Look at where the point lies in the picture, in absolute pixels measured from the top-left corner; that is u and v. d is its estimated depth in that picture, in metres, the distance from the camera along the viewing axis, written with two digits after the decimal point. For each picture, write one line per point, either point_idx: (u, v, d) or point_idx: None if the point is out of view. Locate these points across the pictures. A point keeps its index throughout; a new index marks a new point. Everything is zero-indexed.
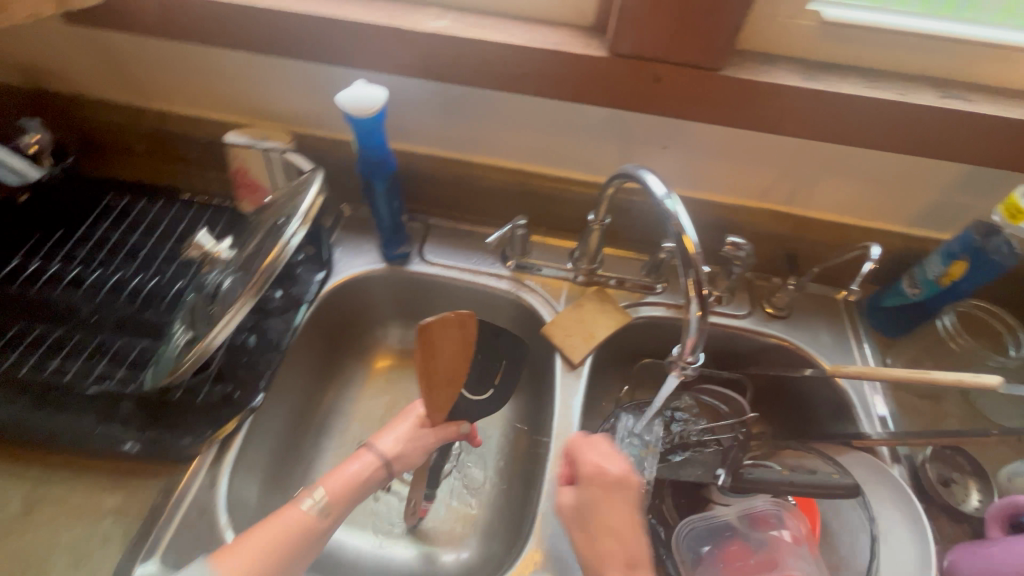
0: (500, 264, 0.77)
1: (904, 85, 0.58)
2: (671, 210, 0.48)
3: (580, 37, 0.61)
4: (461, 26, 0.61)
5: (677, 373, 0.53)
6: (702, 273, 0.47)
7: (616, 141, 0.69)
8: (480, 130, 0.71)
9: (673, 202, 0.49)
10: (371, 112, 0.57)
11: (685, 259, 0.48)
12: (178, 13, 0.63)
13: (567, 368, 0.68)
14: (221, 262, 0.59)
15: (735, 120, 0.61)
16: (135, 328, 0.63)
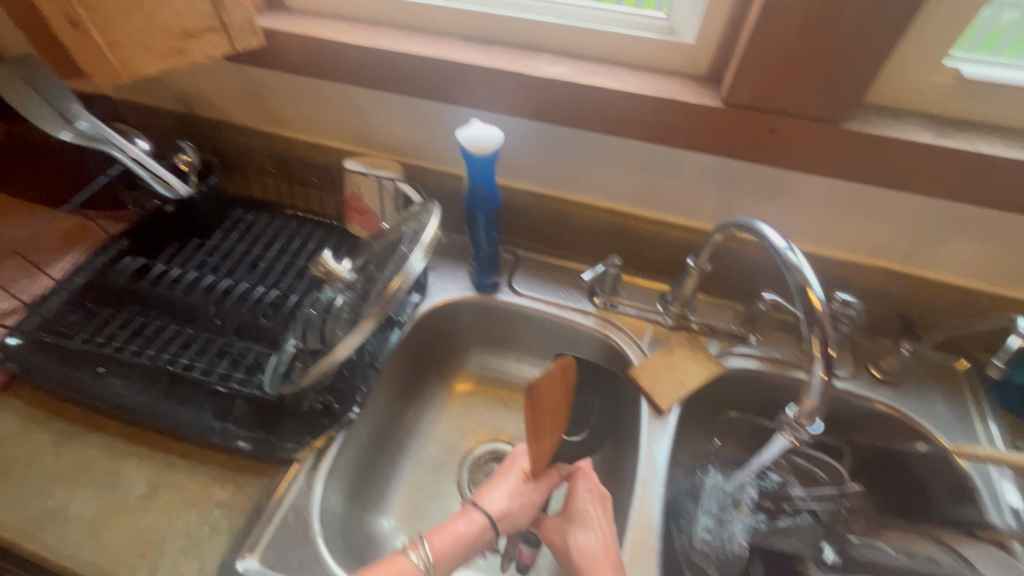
0: (587, 300, 0.77)
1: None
2: (795, 262, 0.47)
3: (693, 85, 0.62)
4: (576, 72, 0.64)
5: (788, 435, 0.52)
6: (828, 331, 0.46)
7: (721, 188, 0.68)
8: (581, 170, 0.73)
9: (796, 254, 0.48)
10: (488, 150, 0.61)
11: (808, 313, 0.47)
12: (323, 56, 0.71)
13: (653, 415, 0.66)
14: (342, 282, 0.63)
15: (854, 174, 0.59)
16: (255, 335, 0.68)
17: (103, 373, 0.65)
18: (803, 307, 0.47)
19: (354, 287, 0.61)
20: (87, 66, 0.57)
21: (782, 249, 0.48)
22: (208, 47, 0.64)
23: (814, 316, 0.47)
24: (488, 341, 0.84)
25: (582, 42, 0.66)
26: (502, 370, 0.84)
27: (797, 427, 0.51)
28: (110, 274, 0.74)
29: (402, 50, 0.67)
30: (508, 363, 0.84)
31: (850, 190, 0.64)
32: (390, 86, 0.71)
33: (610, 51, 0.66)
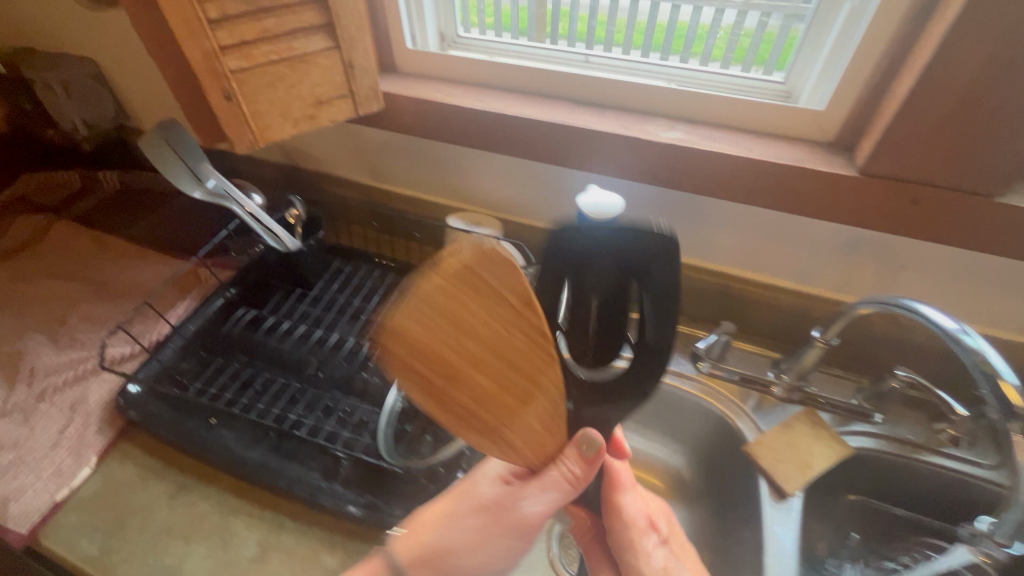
0: (688, 363, 0.73)
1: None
2: (975, 347, 0.45)
3: (821, 153, 0.61)
4: (694, 138, 0.64)
5: (981, 551, 0.50)
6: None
7: (845, 256, 0.65)
8: (688, 231, 0.72)
9: (972, 337, 0.46)
10: (608, 218, 0.60)
11: (1004, 407, 0.44)
12: (437, 118, 0.73)
13: (775, 499, 0.61)
14: None
15: (1008, 250, 0.55)
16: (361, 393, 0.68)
17: (216, 424, 0.66)
18: (993, 398, 0.44)
19: None
20: (230, 132, 0.60)
21: (957, 332, 0.46)
22: (336, 112, 0.66)
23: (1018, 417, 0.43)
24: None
25: (697, 107, 0.66)
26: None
27: (989, 541, 0.49)
28: (221, 323, 0.77)
29: (517, 115, 0.69)
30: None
31: (996, 263, 0.59)
32: (500, 147, 0.72)
33: (727, 117, 0.66)
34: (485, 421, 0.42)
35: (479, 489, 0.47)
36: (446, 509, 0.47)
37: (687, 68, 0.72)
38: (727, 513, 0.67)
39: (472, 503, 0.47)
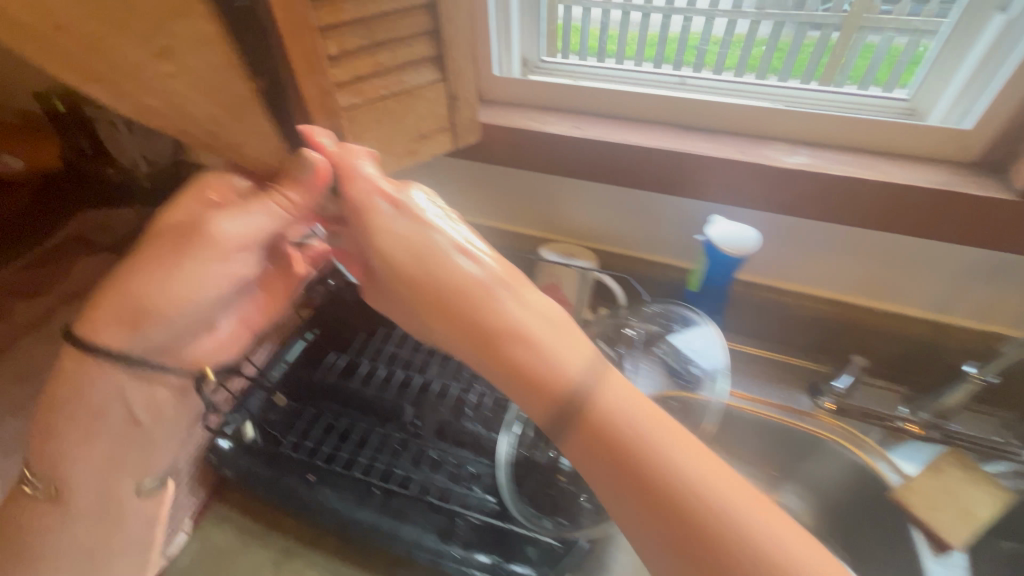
0: (808, 401, 0.67)
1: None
2: None
3: (965, 175, 0.57)
4: (821, 162, 0.60)
5: None
6: None
7: (987, 283, 0.60)
8: (804, 259, 0.67)
9: None
10: (743, 253, 0.56)
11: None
12: (533, 147, 0.69)
13: (935, 551, 0.57)
14: None
15: None
16: (473, 447, 0.64)
17: (317, 483, 0.61)
18: None
19: None
20: None
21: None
22: (436, 146, 0.63)
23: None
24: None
25: (818, 128, 0.63)
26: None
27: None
28: (304, 368, 0.71)
29: (623, 142, 0.65)
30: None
31: None
32: (601, 175, 0.68)
33: (852, 139, 0.62)
34: (365, 237, 0.41)
35: (221, 232, 0.44)
36: (153, 254, 0.43)
37: (795, 88, 0.69)
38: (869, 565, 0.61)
39: (191, 298, 0.45)
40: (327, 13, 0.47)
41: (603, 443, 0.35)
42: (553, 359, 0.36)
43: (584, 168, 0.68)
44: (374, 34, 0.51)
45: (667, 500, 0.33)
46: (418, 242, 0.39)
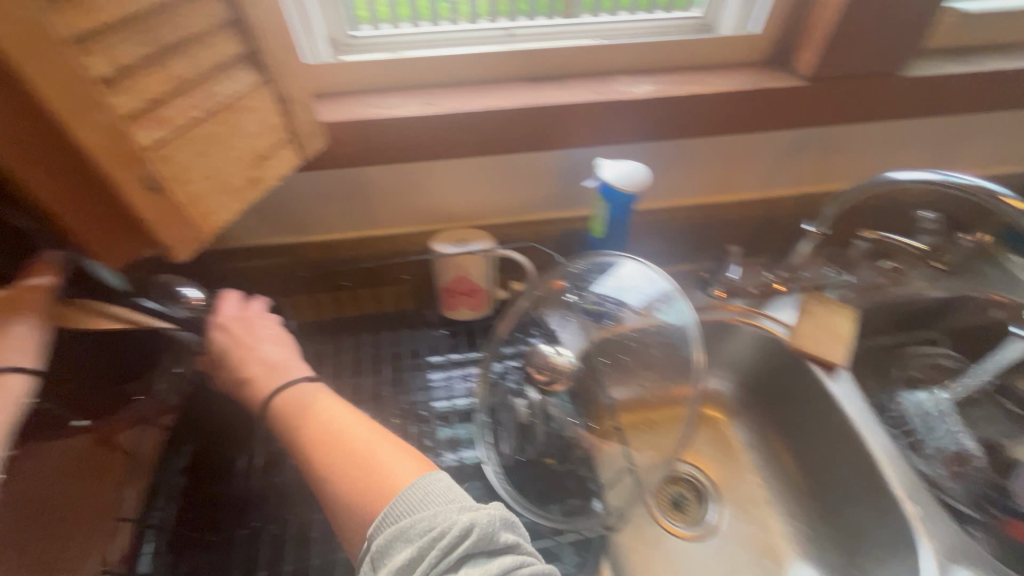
0: (703, 294, 0.75)
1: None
2: (967, 181, 0.56)
3: (763, 71, 0.67)
4: (660, 85, 0.65)
5: None
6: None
7: (797, 155, 0.74)
8: (665, 177, 0.74)
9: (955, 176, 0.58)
10: (637, 186, 0.59)
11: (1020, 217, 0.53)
12: (387, 138, 0.60)
13: (829, 375, 0.69)
14: (569, 372, 0.61)
15: (906, 112, 0.69)
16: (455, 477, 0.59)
17: None
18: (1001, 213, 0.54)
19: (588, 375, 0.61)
20: (166, 238, 0.41)
21: (943, 178, 0.58)
22: (281, 163, 0.50)
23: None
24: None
25: (645, 56, 0.67)
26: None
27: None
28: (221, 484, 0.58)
29: (483, 107, 0.60)
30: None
31: (893, 127, 0.74)
32: (469, 150, 0.63)
33: (675, 60, 0.68)
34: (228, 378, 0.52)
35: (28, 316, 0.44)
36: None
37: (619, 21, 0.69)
38: (782, 403, 0.75)
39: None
40: (81, 17, 0.33)
41: (317, 453, 0.44)
42: (304, 391, 0.49)
43: (450, 146, 0.62)
44: (159, 38, 0.37)
45: (362, 468, 0.42)
46: (276, 360, 0.52)
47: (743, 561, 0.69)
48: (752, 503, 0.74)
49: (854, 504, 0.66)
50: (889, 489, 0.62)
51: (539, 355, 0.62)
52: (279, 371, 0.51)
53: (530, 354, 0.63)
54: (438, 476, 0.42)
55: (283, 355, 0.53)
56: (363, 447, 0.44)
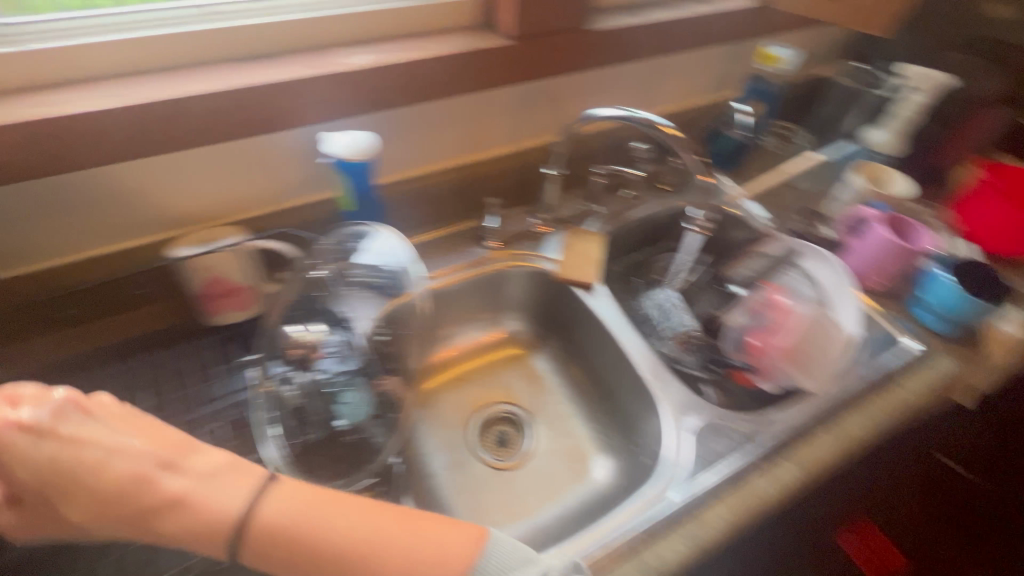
0: (479, 247, 0.84)
1: (693, 0, 0.86)
2: (639, 114, 0.68)
3: (477, 34, 0.73)
4: (380, 55, 0.67)
5: None
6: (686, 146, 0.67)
7: (529, 110, 0.84)
8: (418, 143, 0.78)
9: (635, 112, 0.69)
10: (366, 154, 0.60)
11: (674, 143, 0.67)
12: (70, 141, 0.53)
13: (588, 294, 0.83)
14: (320, 345, 0.63)
15: (603, 61, 0.81)
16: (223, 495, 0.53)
17: None
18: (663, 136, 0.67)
19: (338, 345, 0.64)
20: None
21: (629, 115, 0.68)
22: None
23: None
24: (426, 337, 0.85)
25: (362, 26, 0.69)
26: (447, 348, 0.88)
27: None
28: None
29: (186, 94, 0.56)
30: (449, 340, 0.88)
31: (601, 75, 0.87)
32: (186, 142, 0.58)
33: (393, 29, 0.71)
34: (106, 497, 0.44)
35: None
36: None
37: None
38: (562, 328, 0.89)
39: None
40: None
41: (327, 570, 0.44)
42: (218, 482, 0.47)
43: (160, 141, 0.57)
44: None
45: (407, 559, 0.45)
46: (118, 445, 0.46)
47: (559, 471, 0.81)
48: (554, 417, 0.87)
49: (620, 394, 0.81)
50: (640, 373, 0.76)
51: (288, 337, 0.62)
52: (138, 470, 0.45)
53: (280, 335, 0.62)
54: (499, 542, 0.49)
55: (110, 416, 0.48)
56: (358, 543, 0.45)
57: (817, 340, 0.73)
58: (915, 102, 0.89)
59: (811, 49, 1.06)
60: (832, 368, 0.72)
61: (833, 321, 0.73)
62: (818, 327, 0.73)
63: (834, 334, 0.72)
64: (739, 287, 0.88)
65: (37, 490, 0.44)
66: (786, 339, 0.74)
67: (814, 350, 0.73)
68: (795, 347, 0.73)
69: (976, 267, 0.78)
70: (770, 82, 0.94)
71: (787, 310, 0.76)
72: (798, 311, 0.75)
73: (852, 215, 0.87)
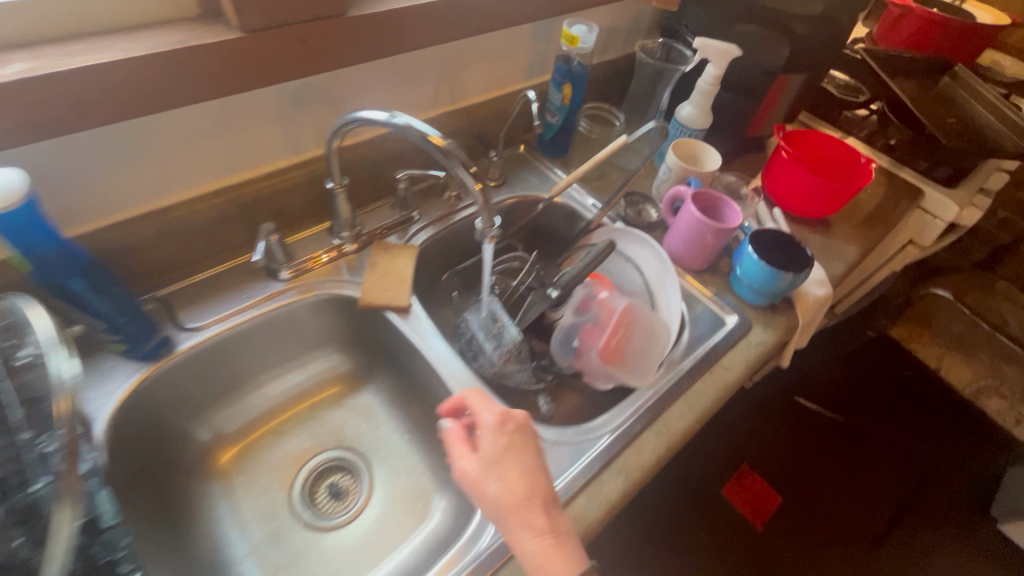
0: (273, 281, 0.74)
1: None
2: (403, 122, 0.55)
3: (200, 26, 0.60)
4: (51, 61, 0.52)
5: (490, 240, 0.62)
6: (460, 157, 0.56)
7: (303, 112, 0.72)
8: (157, 166, 0.63)
9: (400, 117, 0.56)
10: (13, 202, 0.45)
11: (442, 152, 0.55)
12: None
13: (404, 317, 0.74)
14: None
15: (380, 51, 0.72)
16: None
17: None
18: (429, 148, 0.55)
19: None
20: None
21: (390, 119, 0.56)
22: None
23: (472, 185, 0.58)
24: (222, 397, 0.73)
25: (24, 25, 0.53)
26: (256, 403, 0.77)
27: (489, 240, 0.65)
28: None
29: None
30: (256, 393, 0.77)
31: (388, 67, 0.77)
32: None
33: (68, 25, 0.55)
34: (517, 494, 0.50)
35: None
36: None
37: None
38: (383, 357, 0.81)
39: None
40: None
41: None
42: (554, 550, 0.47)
43: None
44: None
45: None
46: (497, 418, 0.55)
47: (397, 520, 0.73)
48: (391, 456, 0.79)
49: (448, 422, 0.73)
50: None
51: None
52: (527, 476, 0.51)
53: None
54: None
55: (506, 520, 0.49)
56: None
57: (635, 332, 0.74)
58: (711, 76, 0.87)
59: (623, 22, 1.03)
60: (653, 358, 0.72)
61: (642, 310, 0.74)
62: (631, 319, 0.74)
63: (651, 324, 0.74)
64: (556, 293, 0.78)
65: (512, 448, 0.53)
66: (606, 337, 0.73)
67: (635, 343, 0.73)
68: (615, 344, 0.73)
69: (784, 238, 0.79)
70: (577, 61, 0.88)
71: (603, 308, 0.76)
72: (612, 306, 0.75)
73: (671, 197, 0.87)
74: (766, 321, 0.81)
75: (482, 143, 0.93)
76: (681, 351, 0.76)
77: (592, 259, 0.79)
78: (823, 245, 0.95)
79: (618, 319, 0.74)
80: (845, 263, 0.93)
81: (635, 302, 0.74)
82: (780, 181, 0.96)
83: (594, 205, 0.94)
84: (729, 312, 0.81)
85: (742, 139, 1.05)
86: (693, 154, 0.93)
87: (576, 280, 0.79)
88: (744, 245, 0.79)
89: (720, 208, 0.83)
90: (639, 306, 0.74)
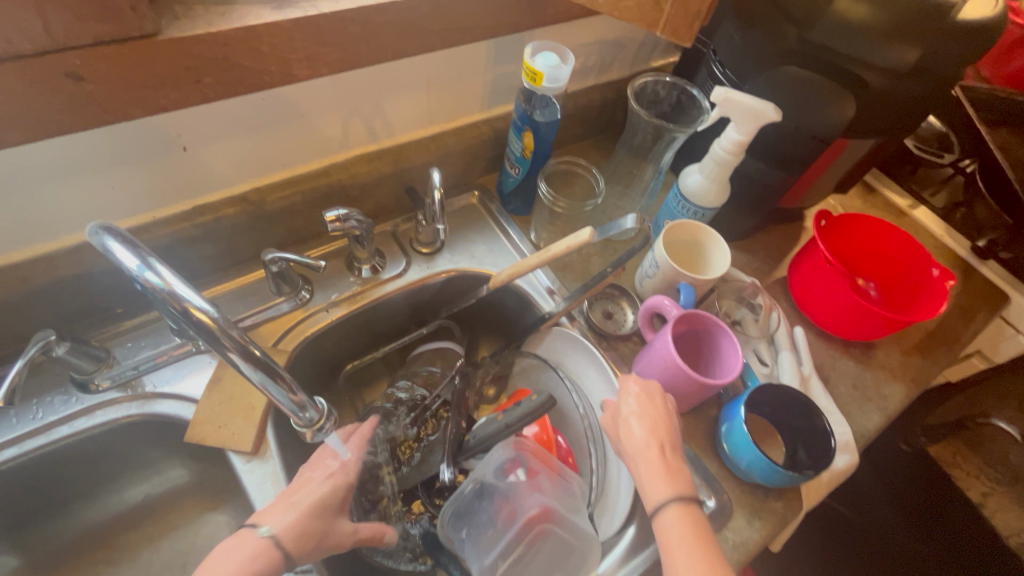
0: (86, 392, 0.55)
1: None
2: (160, 286, 0.34)
3: None
4: None
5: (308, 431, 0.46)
6: (239, 342, 0.37)
7: (120, 166, 0.51)
8: None
9: (160, 271, 0.34)
10: None
11: (208, 336, 0.36)
12: None
13: (248, 457, 0.55)
14: None
15: (230, 87, 0.48)
16: None
17: None
18: (195, 330, 0.36)
19: None
20: None
21: (140, 273, 0.34)
22: None
23: (271, 368, 0.40)
24: (23, 524, 0.57)
25: None
26: (84, 522, 0.61)
27: (320, 429, 0.46)
28: None
29: None
30: (78, 514, 0.60)
31: (256, 102, 0.53)
32: None
33: None
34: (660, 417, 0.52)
35: None
36: None
37: None
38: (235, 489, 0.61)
39: None
40: None
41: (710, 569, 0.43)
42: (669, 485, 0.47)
43: None
44: None
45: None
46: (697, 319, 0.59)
47: None
48: None
49: None
50: None
51: None
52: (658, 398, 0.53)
53: None
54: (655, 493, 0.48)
55: (642, 423, 0.51)
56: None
57: (546, 545, 0.53)
58: (730, 143, 0.61)
59: (630, 36, 0.75)
60: (679, 542, 0.44)
61: (563, 520, 0.53)
62: (544, 530, 0.53)
63: (572, 540, 0.53)
64: (449, 474, 0.57)
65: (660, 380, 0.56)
66: (504, 544, 0.53)
67: (541, 561, 0.53)
68: (512, 556, 0.53)
69: (794, 401, 0.57)
70: (543, 100, 0.63)
71: (513, 495, 0.54)
72: (524, 501, 0.54)
73: (650, 308, 0.62)
74: (752, 510, 0.58)
75: (411, 197, 0.71)
76: (616, 559, 0.56)
77: (522, 418, 0.57)
78: (858, 382, 0.70)
79: (526, 526, 0.53)
80: (884, 415, 0.67)
81: (552, 510, 0.53)
82: (812, 286, 0.71)
83: (552, 293, 0.71)
84: (705, 491, 0.58)
85: (771, 210, 0.79)
86: (696, 241, 0.67)
87: (492, 442, 0.58)
88: (738, 406, 0.57)
89: (717, 340, 0.59)
90: (560, 514, 0.53)
